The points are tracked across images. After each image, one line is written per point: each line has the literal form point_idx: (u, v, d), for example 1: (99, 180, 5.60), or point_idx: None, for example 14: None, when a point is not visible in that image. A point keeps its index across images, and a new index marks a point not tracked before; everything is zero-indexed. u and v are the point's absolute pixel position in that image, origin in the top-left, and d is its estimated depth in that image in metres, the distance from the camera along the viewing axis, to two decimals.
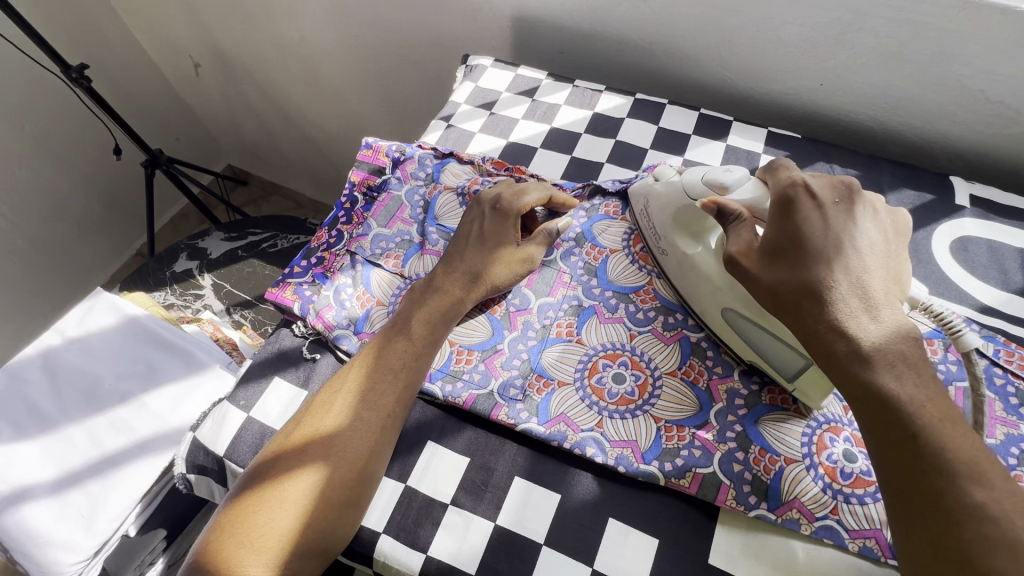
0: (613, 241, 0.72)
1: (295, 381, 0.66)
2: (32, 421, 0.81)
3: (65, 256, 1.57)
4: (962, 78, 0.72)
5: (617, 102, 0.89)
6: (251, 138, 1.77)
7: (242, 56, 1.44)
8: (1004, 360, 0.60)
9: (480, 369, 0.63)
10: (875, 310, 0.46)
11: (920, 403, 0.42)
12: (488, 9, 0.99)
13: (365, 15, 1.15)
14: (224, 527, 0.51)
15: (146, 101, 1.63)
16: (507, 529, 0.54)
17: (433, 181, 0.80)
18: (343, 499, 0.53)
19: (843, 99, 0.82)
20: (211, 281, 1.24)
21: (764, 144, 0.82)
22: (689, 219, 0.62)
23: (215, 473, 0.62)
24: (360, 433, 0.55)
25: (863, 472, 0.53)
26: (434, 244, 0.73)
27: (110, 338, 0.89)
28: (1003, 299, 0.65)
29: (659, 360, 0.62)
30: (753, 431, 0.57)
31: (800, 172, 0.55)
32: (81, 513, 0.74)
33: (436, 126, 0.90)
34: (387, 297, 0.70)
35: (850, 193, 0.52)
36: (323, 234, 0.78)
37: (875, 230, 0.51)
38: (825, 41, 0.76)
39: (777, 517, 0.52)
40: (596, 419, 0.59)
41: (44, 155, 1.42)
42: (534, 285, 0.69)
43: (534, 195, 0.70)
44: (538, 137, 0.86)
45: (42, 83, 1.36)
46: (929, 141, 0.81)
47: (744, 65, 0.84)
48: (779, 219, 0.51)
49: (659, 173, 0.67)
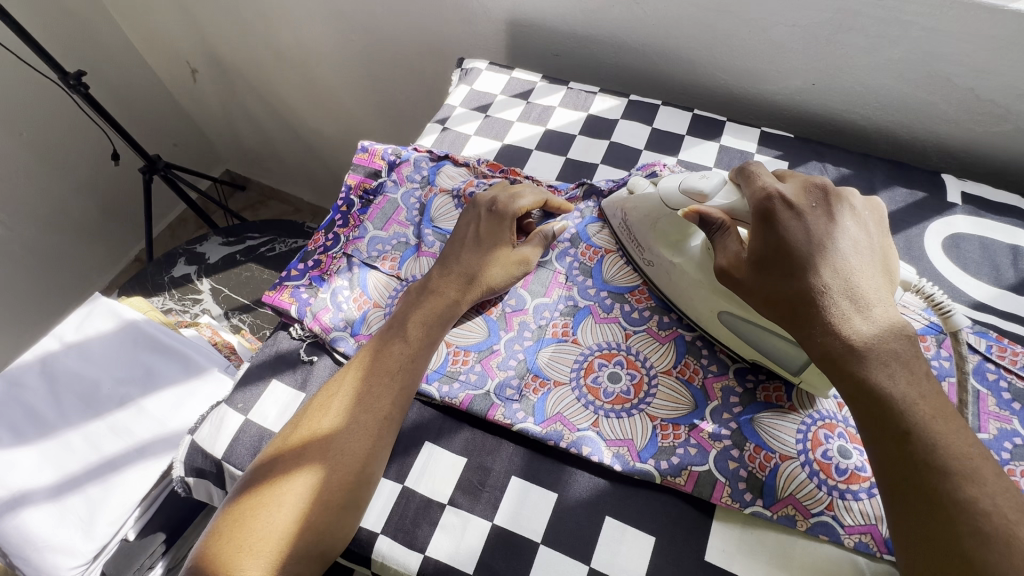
0: (607, 242, 0.73)
1: (293, 382, 0.66)
2: (31, 426, 0.81)
3: (64, 262, 1.58)
4: (953, 77, 0.73)
5: (612, 104, 0.89)
6: (249, 143, 1.78)
7: (239, 61, 1.45)
8: (997, 355, 0.60)
9: (477, 369, 0.63)
10: (866, 309, 0.46)
11: (913, 401, 0.42)
12: (482, 12, 1.00)
13: (361, 21, 1.16)
14: (224, 531, 0.51)
15: (143, 107, 1.63)
16: (505, 528, 0.54)
17: (429, 183, 0.81)
18: (342, 502, 0.53)
19: (834, 98, 0.83)
20: (209, 285, 1.25)
21: (758, 144, 0.82)
22: (669, 230, 0.62)
23: (214, 476, 0.63)
24: (358, 435, 0.55)
25: (858, 468, 0.54)
26: (430, 246, 0.74)
27: (109, 343, 0.89)
28: (996, 295, 0.66)
29: (655, 359, 0.62)
30: (748, 428, 0.57)
31: (772, 177, 0.55)
32: (81, 517, 0.74)
33: (432, 129, 0.90)
34: (384, 299, 0.70)
35: (826, 196, 0.52)
36: (320, 237, 0.78)
37: (856, 228, 0.50)
38: (817, 41, 0.77)
39: (772, 513, 0.53)
40: (592, 418, 0.59)
41: (43, 162, 1.43)
42: (530, 285, 0.69)
43: (529, 199, 0.70)
44: (533, 139, 0.87)
45: (39, 90, 1.36)
46: (921, 140, 0.82)
47: (736, 66, 0.85)
48: (758, 233, 0.51)
49: (632, 186, 0.68)
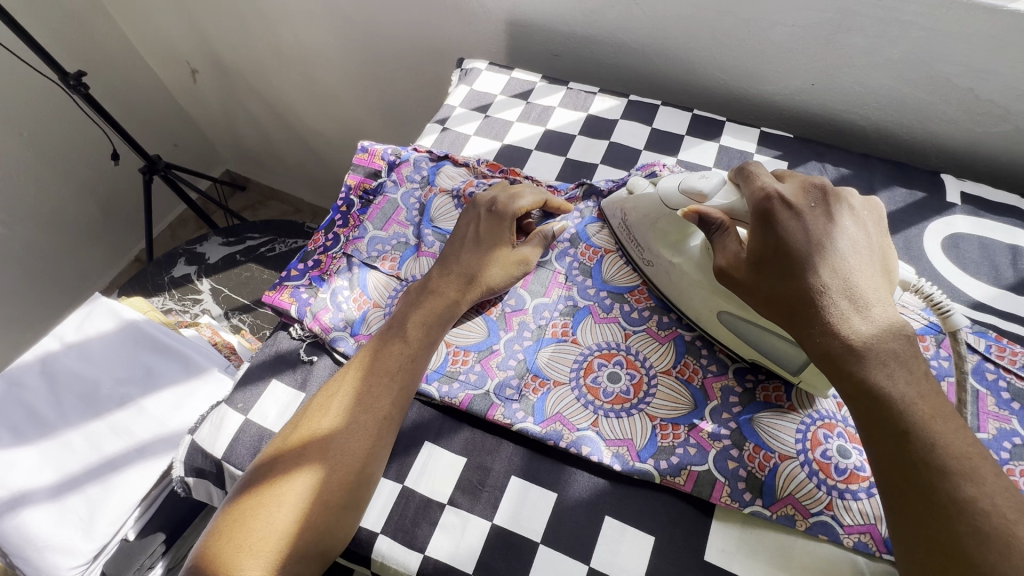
0: (606, 242, 0.73)
1: (292, 382, 0.66)
2: (32, 426, 0.81)
3: (64, 262, 1.58)
4: (952, 77, 0.73)
5: (611, 104, 0.89)
6: (249, 143, 1.78)
7: (239, 62, 1.45)
8: (996, 355, 0.60)
9: (477, 369, 0.63)
10: (865, 309, 0.46)
11: (912, 400, 0.42)
12: (482, 12, 1.00)
13: (361, 21, 1.16)
14: (224, 531, 0.51)
15: (143, 107, 1.63)
16: (505, 528, 0.54)
17: (428, 183, 0.81)
18: (342, 502, 0.53)
19: (834, 99, 0.83)
20: (209, 285, 1.25)
21: (758, 144, 0.82)
22: (669, 230, 0.62)
23: (214, 476, 0.63)
24: (358, 435, 0.55)
25: (857, 468, 0.54)
26: (430, 246, 0.74)
27: (109, 343, 0.89)
28: (995, 295, 0.66)
29: (655, 359, 0.63)
30: (747, 427, 0.57)
31: (772, 177, 0.55)
32: (81, 517, 0.74)
33: (432, 129, 0.90)
34: (384, 299, 0.70)
35: (825, 196, 0.52)
36: (320, 237, 0.79)
37: (855, 228, 0.51)
38: (816, 41, 0.77)
39: (772, 513, 0.53)
40: (592, 418, 0.59)
41: (43, 163, 1.43)
42: (530, 285, 0.70)
43: (529, 199, 0.71)
44: (532, 139, 0.87)
45: (39, 90, 1.36)
46: (920, 140, 0.82)
47: (735, 66, 0.85)
48: (758, 233, 0.52)
49: (632, 186, 0.68)
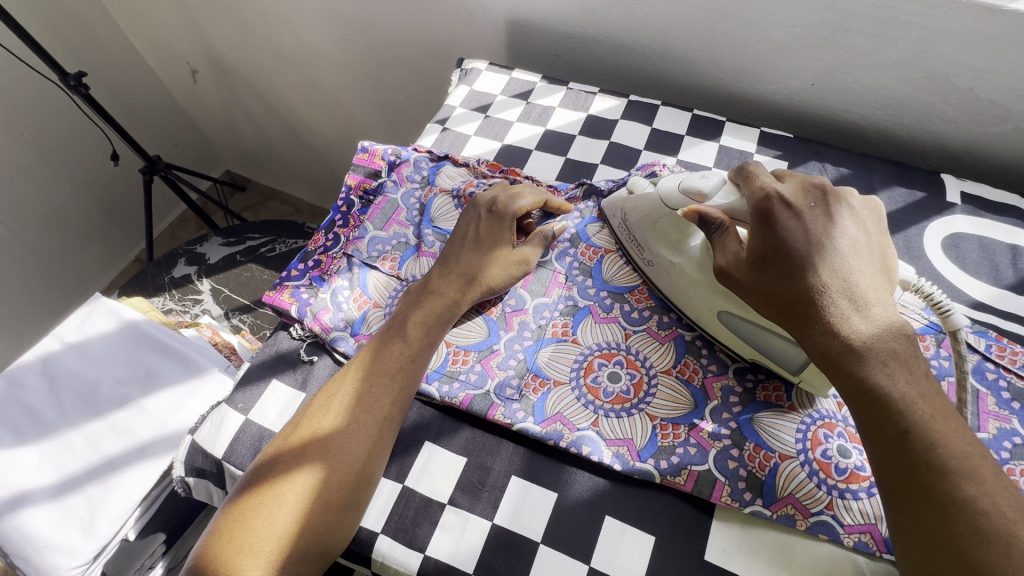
0: (607, 242, 0.73)
1: (293, 382, 0.66)
2: (31, 426, 0.81)
3: (64, 262, 1.58)
4: (952, 77, 0.73)
5: (611, 104, 0.89)
6: (249, 143, 1.78)
7: (240, 62, 1.45)
8: (996, 354, 0.60)
9: (477, 369, 0.63)
10: (864, 308, 0.46)
11: (912, 400, 0.42)
12: (482, 12, 1.00)
13: (361, 21, 1.16)
14: (224, 532, 0.51)
15: (144, 107, 1.64)
16: (505, 528, 0.54)
17: (428, 183, 0.81)
18: (342, 502, 0.53)
19: (834, 98, 0.83)
20: (210, 285, 1.25)
21: (757, 144, 0.82)
22: (669, 229, 0.62)
23: (214, 476, 0.63)
24: (358, 435, 0.55)
25: (857, 467, 0.54)
26: (430, 246, 0.74)
27: (109, 343, 0.89)
28: (995, 295, 0.66)
29: (654, 359, 0.63)
30: (747, 427, 0.57)
31: (771, 177, 0.55)
32: (81, 517, 0.74)
33: (432, 129, 0.90)
34: (384, 299, 0.70)
35: (824, 196, 0.52)
36: (320, 238, 0.79)
37: (855, 227, 0.51)
38: (816, 41, 0.77)
39: (772, 513, 0.53)
40: (592, 417, 0.59)
41: (43, 163, 1.43)
42: (530, 285, 0.70)
43: (529, 199, 0.71)
44: (532, 139, 0.87)
45: (39, 90, 1.36)
46: (920, 140, 0.82)
47: (735, 66, 0.85)
48: (758, 232, 0.52)
49: (632, 186, 0.68)
